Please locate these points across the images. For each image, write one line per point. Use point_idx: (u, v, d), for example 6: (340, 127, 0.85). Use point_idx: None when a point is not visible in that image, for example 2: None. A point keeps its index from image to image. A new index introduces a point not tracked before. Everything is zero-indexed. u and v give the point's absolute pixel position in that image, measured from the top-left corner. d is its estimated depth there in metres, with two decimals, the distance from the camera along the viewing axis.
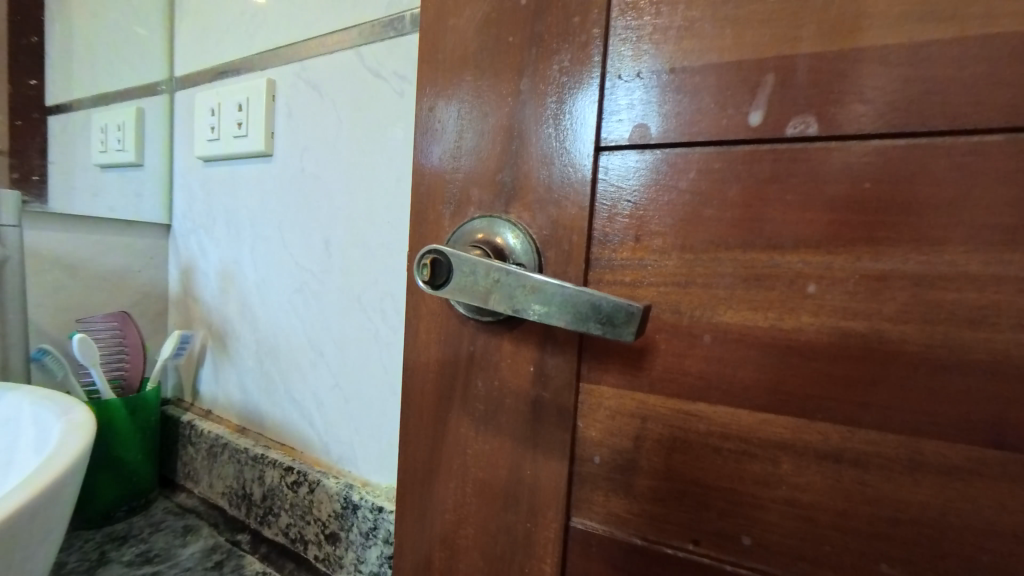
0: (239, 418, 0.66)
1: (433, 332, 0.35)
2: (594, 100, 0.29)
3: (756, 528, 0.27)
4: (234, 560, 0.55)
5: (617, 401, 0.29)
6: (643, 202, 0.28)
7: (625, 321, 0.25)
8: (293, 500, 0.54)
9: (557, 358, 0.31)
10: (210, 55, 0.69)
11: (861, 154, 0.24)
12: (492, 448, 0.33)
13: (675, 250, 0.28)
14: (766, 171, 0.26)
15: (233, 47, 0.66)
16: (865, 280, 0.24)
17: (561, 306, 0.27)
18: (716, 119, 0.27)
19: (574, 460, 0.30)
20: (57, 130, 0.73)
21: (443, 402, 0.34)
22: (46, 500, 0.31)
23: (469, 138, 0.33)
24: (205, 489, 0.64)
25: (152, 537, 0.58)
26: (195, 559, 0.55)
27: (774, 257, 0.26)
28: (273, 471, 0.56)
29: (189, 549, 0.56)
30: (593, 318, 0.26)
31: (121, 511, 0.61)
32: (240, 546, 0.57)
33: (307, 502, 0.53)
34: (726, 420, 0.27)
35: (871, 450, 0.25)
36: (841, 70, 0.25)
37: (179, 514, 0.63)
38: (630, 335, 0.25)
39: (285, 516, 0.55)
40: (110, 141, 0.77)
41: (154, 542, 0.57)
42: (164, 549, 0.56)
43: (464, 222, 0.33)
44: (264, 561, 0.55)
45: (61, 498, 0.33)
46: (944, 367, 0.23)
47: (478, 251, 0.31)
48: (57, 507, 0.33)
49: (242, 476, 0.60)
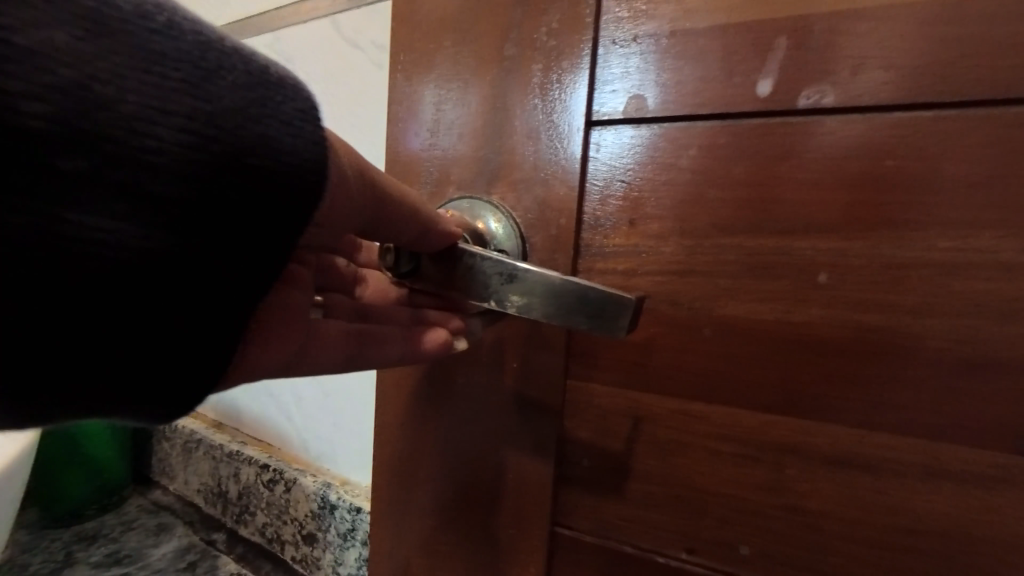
0: (216, 414, 0.63)
1: None
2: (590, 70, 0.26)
3: (755, 538, 0.25)
4: (207, 561, 0.54)
5: (609, 399, 0.27)
6: (638, 182, 0.26)
7: (615, 314, 0.23)
8: (269, 499, 0.52)
9: (544, 355, 0.28)
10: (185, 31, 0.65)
11: (884, 127, 0.22)
12: (474, 449, 0.30)
13: (672, 235, 0.25)
14: (775, 147, 0.23)
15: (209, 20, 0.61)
16: (884, 269, 0.22)
17: (544, 298, 0.25)
18: (719, 86, 0.24)
19: (562, 462, 0.28)
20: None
21: (423, 400, 0.32)
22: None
23: (448, 111, 0.30)
24: (181, 486, 0.62)
25: (123, 536, 0.58)
26: (167, 560, 0.55)
27: (783, 244, 0.23)
28: (249, 469, 0.54)
29: (160, 549, 0.56)
30: (579, 310, 0.24)
31: (92, 509, 0.61)
32: (215, 545, 0.56)
33: (284, 501, 0.51)
34: (726, 421, 0.25)
35: (886, 454, 0.22)
36: (865, 29, 0.22)
37: (152, 512, 0.62)
38: (619, 330, 0.23)
39: (261, 515, 0.53)
40: None
41: (126, 541, 0.58)
42: (134, 550, 0.56)
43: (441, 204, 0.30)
44: (239, 561, 0.54)
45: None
46: (969, 365, 0.21)
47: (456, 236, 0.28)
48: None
49: (218, 474, 0.57)
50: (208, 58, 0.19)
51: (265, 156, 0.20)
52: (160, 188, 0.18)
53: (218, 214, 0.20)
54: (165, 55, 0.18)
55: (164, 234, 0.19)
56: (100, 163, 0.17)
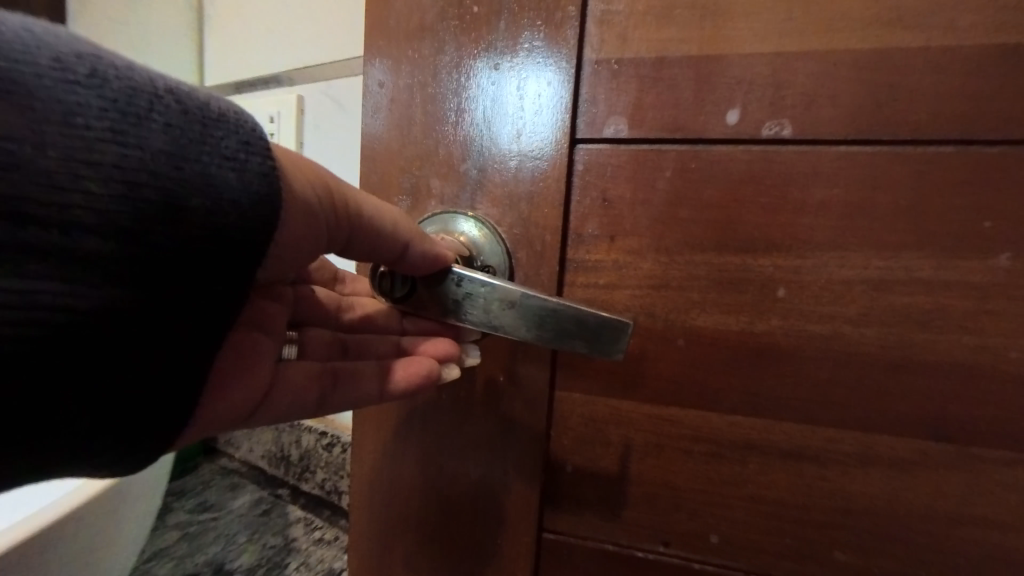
0: None
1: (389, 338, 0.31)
2: (547, 91, 0.27)
3: (723, 526, 0.27)
4: (279, 509, 0.56)
5: (590, 407, 0.28)
6: (619, 200, 0.27)
7: (615, 338, 0.24)
8: (328, 458, 0.52)
9: (528, 367, 0.29)
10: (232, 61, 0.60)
11: (831, 159, 0.24)
12: (459, 462, 0.30)
13: (650, 252, 0.27)
14: (740, 172, 0.25)
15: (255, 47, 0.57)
16: (830, 284, 0.25)
17: (543, 323, 0.25)
18: (690, 112, 0.26)
19: (547, 469, 0.29)
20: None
21: (404, 415, 0.31)
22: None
23: (426, 123, 0.29)
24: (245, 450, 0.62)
25: (202, 491, 0.60)
26: (244, 508, 0.56)
27: (747, 262, 0.26)
28: (307, 434, 0.53)
29: (238, 500, 0.58)
30: (581, 335, 0.24)
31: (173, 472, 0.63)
32: (283, 497, 0.57)
33: (343, 459, 0.51)
34: (697, 423, 0.27)
35: (830, 446, 0.26)
36: (815, 69, 0.24)
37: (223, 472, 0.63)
38: (619, 353, 0.24)
39: (321, 472, 0.53)
40: None
41: (206, 495, 0.60)
42: (217, 500, 0.58)
43: (421, 218, 0.29)
44: (305, 509, 0.55)
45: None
46: (896, 366, 0.24)
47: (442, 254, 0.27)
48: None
49: (276, 438, 0.57)
50: (133, 102, 0.18)
51: (211, 198, 0.19)
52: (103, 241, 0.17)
53: (166, 262, 0.19)
54: (83, 101, 0.17)
55: (110, 288, 0.18)
56: (23, 224, 0.16)
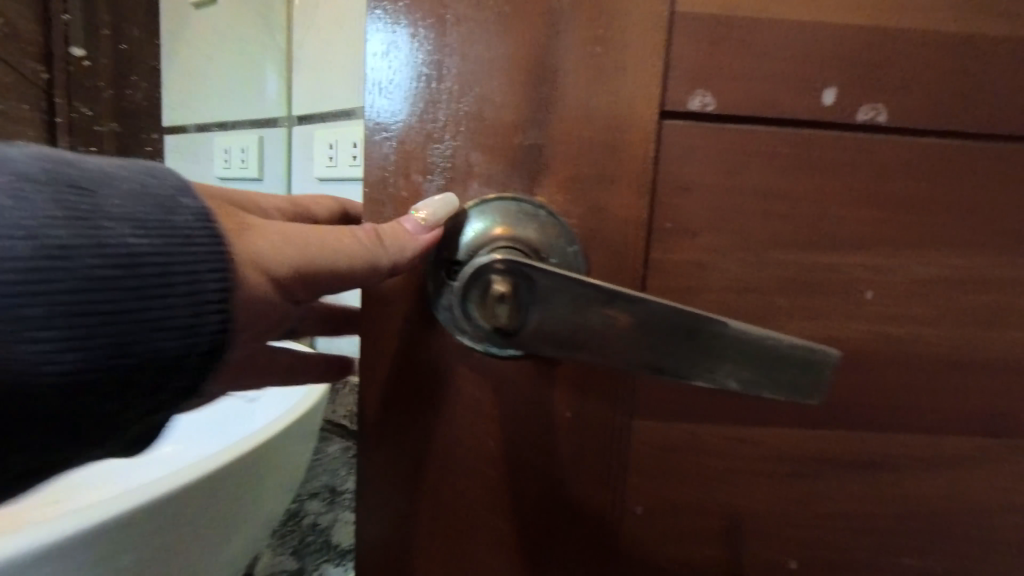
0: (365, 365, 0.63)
1: (402, 373, 0.22)
2: (610, 42, 0.20)
3: (801, 551, 0.25)
4: None
5: (665, 437, 0.23)
6: (705, 189, 0.22)
7: (817, 372, 0.19)
8: None
9: (597, 397, 0.22)
10: (309, 89, 0.68)
11: (918, 150, 0.23)
12: (504, 527, 0.23)
13: (738, 250, 0.23)
14: (833, 161, 0.22)
15: (337, 79, 0.65)
16: (914, 284, 0.23)
17: (725, 357, 0.18)
18: (782, 88, 0.22)
19: (613, 517, 0.23)
20: (172, 148, 0.83)
21: (424, 475, 0.22)
22: (116, 526, 0.24)
23: (460, 66, 0.20)
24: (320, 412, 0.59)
25: None
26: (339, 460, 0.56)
27: (836, 261, 0.23)
28: None
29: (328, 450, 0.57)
30: (776, 373, 0.19)
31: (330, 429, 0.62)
32: None
33: None
34: (777, 442, 0.24)
35: (904, 451, 0.25)
36: (910, 50, 0.22)
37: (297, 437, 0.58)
38: (820, 392, 0.19)
39: None
40: (234, 160, 0.77)
41: None
42: None
43: (474, 201, 0.20)
44: None
45: (171, 516, 0.26)
46: (965, 366, 0.24)
47: (512, 253, 0.19)
48: (162, 520, 0.26)
49: None
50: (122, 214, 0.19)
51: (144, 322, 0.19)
52: (13, 337, 0.17)
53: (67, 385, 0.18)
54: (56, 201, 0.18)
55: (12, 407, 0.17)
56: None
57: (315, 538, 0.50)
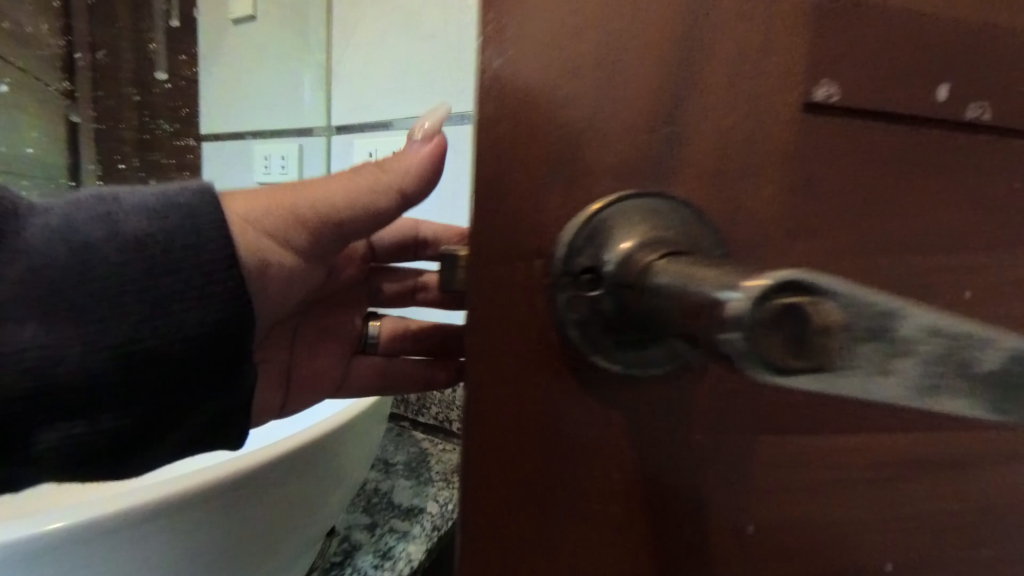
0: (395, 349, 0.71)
1: (523, 393, 0.19)
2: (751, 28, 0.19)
3: (898, 552, 0.25)
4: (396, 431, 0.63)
5: (781, 446, 0.22)
6: (832, 186, 0.21)
7: None
8: (443, 396, 0.62)
9: (722, 407, 0.21)
10: (354, 97, 0.73)
11: (1009, 152, 0.23)
12: (625, 556, 0.21)
13: (863, 249, 0.22)
14: (943, 161, 0.22)
15: (381, 98, 0.71)
16: (1006, 283, 0.24)
17: None
18: (901, 82, 0.21)
19: (730, 534, 0.22)
20: (209, 156, 0.88)
21: (544, 506, 0.20)
22: (224, 492, 0.28)
23: (597, 45, 0.18)
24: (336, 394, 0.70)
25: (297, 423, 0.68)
26: None
27: (945, 261, 0.23)
28: None
29: None
30: None
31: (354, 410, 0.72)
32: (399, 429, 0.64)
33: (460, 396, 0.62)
34: (880, 445, 0.24)
35: (982, 448, 0.25)
36: (1010, 54, 0.22)
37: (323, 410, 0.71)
38: None
39: (437, 407, 0.63)
40: (272, 168, 0.82)
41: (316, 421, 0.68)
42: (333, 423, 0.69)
43: (608, 200, 0.18)
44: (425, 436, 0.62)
45: (260, 493, 0.31)
46: None
47: (669, 262, 0.16)
48: (251, 496, 0.30)
49: None
50: (149, 222, 0.26)
51: (182, 314, 0.25)
52: (69, 318, 0.24)
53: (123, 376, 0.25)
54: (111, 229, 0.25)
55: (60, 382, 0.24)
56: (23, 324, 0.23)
57: (381, 499, 0.47)
